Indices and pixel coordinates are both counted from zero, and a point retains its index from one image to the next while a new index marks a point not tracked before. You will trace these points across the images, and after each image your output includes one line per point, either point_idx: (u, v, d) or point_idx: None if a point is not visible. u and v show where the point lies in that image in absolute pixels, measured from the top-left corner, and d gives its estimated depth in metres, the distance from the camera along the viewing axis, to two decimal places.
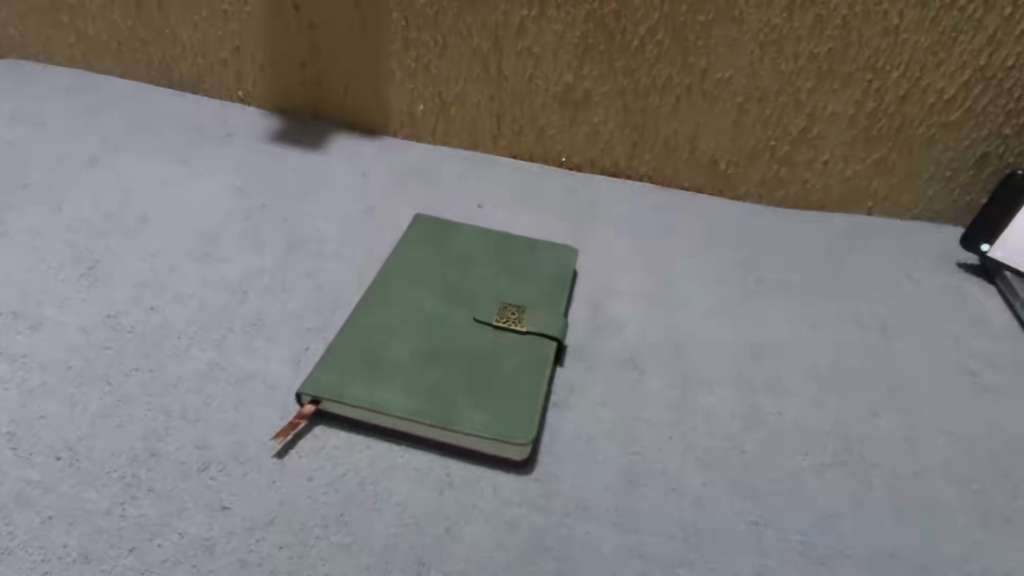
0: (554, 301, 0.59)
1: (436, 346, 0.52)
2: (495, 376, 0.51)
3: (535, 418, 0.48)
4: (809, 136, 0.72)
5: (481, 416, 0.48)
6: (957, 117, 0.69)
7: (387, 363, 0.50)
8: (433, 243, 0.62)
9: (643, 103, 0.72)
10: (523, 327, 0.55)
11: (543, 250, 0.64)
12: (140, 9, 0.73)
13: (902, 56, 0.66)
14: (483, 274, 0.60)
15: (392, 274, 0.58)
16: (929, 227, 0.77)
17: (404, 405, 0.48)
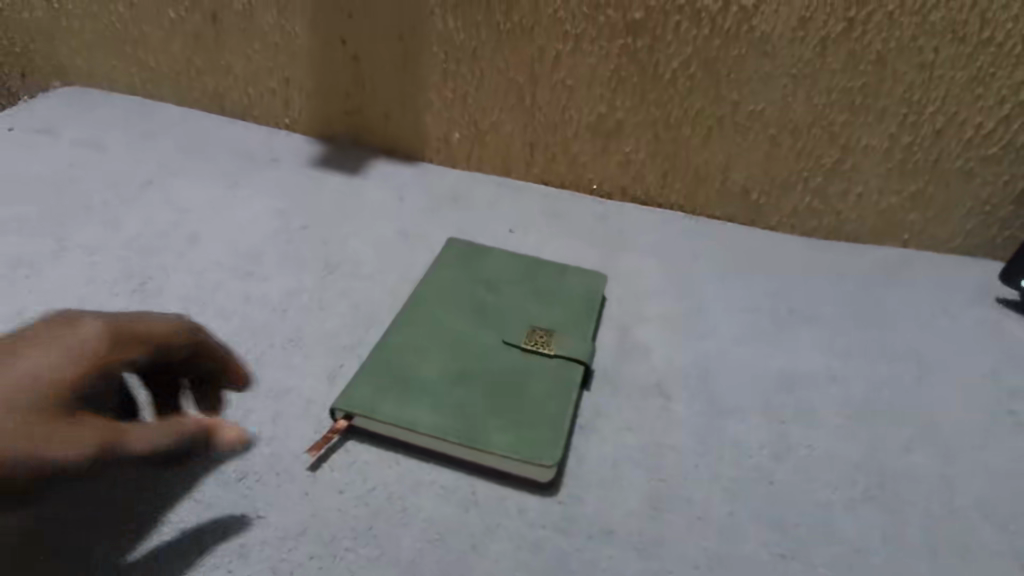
0: (582, 324, 0.60)
1: (465, 367, 0.54)
2: (522, 398, 0.52)
3: (560, 440, 0.49)
4: (842, 169, 0.72)
5: (508, 436, 0.49)
6: (997, 151, 0.69)
7: (416, 382, 0.52)
8: (464, 266, 0.64)
9: (674, 133, 0.74)
10: (550, 349, 0.56)
11: (571, 274, 0.65)
12: (198, 43, 0.78)
13: (939, 91, 0.67)
14: (512, 296, 0.61)
15: (423, 295, 0.60)
16: (966, 261, 0.76)
17: (432, 424, 0.49)
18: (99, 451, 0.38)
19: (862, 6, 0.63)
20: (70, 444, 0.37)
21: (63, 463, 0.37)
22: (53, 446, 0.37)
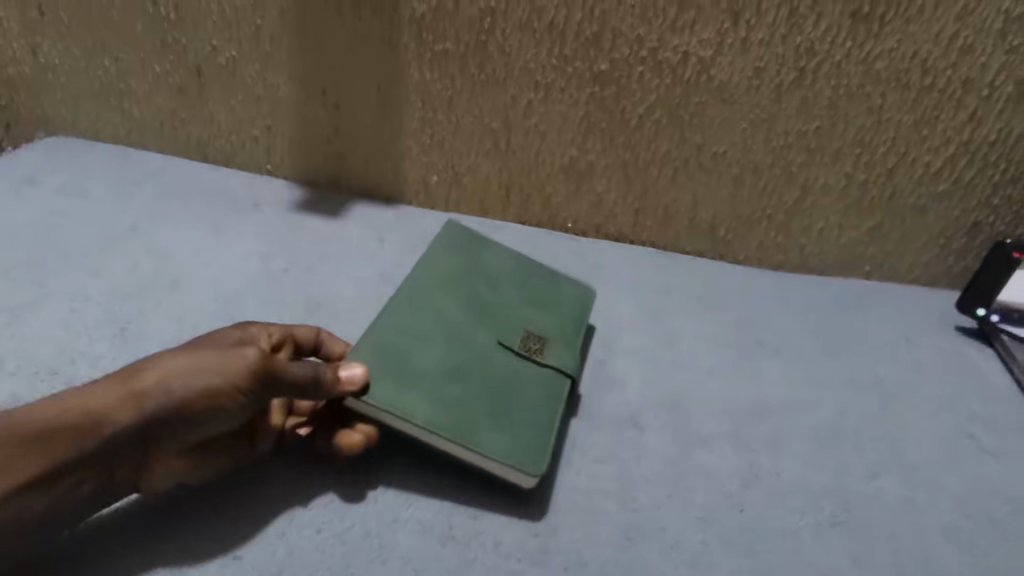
0: (571, 335, 0.63)
1: (460, 362, 0.54)
2: (516, 406, 0.54)
3: (546, 454, 0.52)
4: (804, 206, 0.76)
5: (498, 443, 0.51)
6: (947, 187, 0.73)
7: (413, 371, 0.52)
8: (466, 255, 0.63)
9: (643, 174, 0.77)
10: (544, 358, 0.58)
11: (562, 282, 0.68)
12: (183, 95, 0.80)
13: (888, 132, 0.71)
14: (511, 296, 0.62)
15: (424, 276, 0.59)
16: (925, 291, 0.79)
17: (426, 418, 0.49)
18: (262, 370, 0.45)
19: (812, 57, 0.68)
20: (241, 363, 0.44)
21: (235, 378, 0.44)
22: (228, 366, 0.44)
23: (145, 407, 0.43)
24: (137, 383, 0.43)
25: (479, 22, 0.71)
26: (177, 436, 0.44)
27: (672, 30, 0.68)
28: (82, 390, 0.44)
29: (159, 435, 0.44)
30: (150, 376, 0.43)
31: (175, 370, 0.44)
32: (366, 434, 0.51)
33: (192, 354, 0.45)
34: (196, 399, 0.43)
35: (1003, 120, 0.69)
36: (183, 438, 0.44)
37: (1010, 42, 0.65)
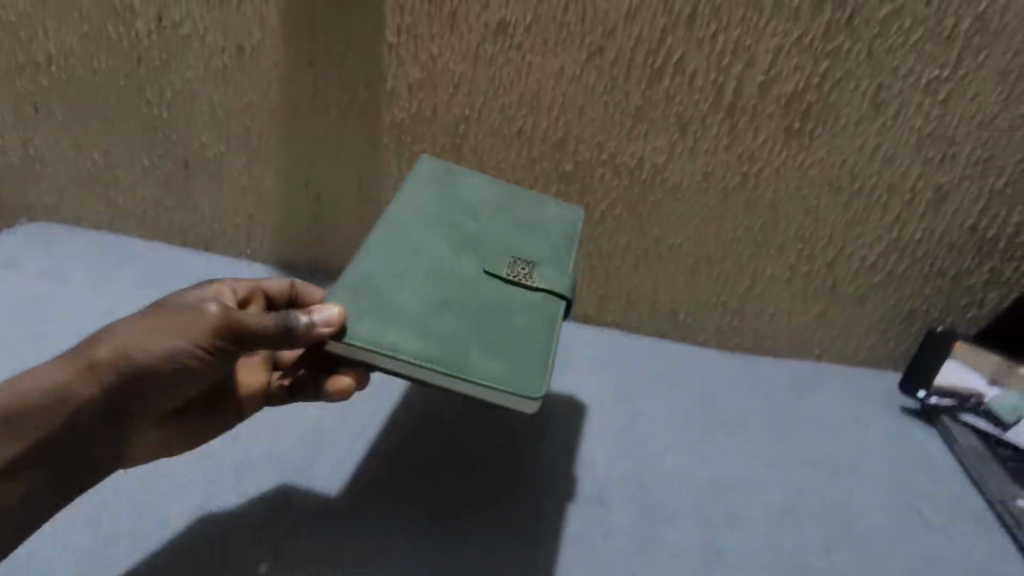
0: (562, 257, 0.62)
1: (445, 294, 0.54)
2: (510, 331, 0.53)
3: (546, 374, 0.51)
4: (755, 294, 0.79)
5: (495, 368, 0.50)
6: (880, 278, 0.76)
7: (394, 307, 0.51)
8: (445, 190, 0.63)
9: (607, 262, 0.80)
10: (533, 281, 0.57)
11: (548, 206, 0.67)
12: (169, 187, 0.82)
13: (825, 231, 0.73)
14: (495, 225, 0.62)
15: (402, 217, 0.59)
16: (874, 373, 0.83)
17: (414, 348, 0.49)
18: (217, 329, 0.47)
19: (754, 163, 0.70)
20: (193, 326, 0.47)
21: (191, 340, 0.47)
22: (182, 329, 0.47)
23: (109, 377, 0.47)
24: (99, 355, 0.48)
25: (454, 128, 0.72)
26: (150, 399, 0.49)
27: (628, 138, 0.70)
28: (54, 363, 0.49)
29: (131, 403, 0.49)
30: (109, 349, 0.47)
31: (133, 338, 0.48)
32: (356, 379, 0.53)
33: (148, 320, 0.48)
34: (159, 364, 0.47)
35: (927, 222, 0.71)
36: (155, 402, 0.50)
37: (926, 154, 0.67)
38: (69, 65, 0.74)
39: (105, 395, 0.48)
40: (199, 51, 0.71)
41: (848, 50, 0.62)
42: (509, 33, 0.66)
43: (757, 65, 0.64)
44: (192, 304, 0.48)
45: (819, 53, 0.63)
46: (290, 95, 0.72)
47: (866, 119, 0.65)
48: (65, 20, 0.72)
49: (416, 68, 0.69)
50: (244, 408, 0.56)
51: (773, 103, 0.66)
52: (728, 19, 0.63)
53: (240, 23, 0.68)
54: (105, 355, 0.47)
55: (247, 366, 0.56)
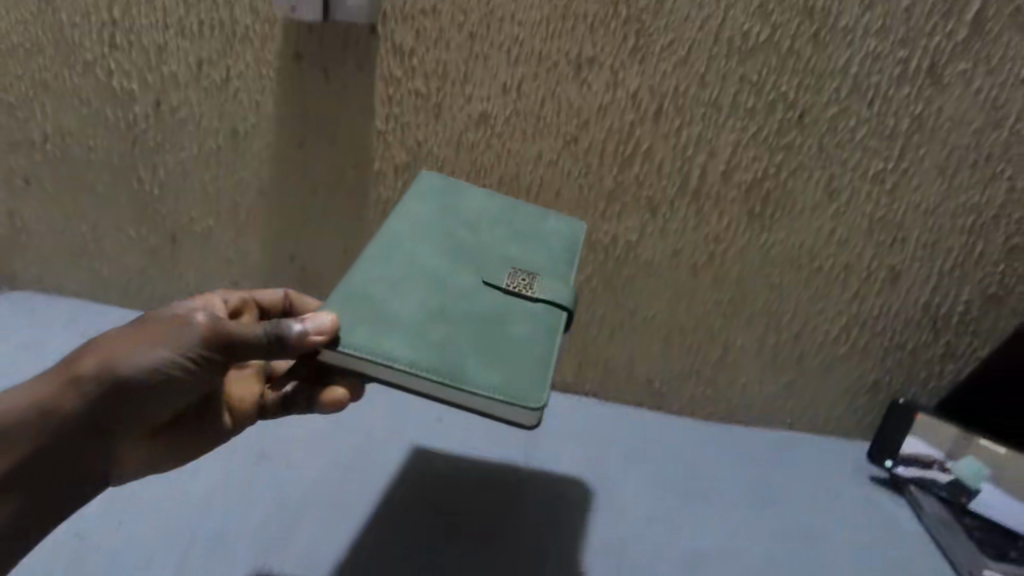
0: (560, 268, 0.63)
1: (443, 305, 0.55)
2: (509, 341, 0.55)
3: (545, 383, 0.52)
4: (727, 365, 0.82)
5: (494, 378, 0.51)
6: (845, 351, 0.79)
7: (394, 318, 0.53)
8: (442, 203, 0.64)
9: (584, 332, 0.82)
10: (533, 292, 0.59)
11: (551, 218, 0.68)
12: (154, 258, 0.82)
13: (789, 305, 0.77)
14: (492, 236, 0.63)
15: (401, 229, 0.60)
16: (844, 442, 0.84)
17: (411, 358, 0.50)
18: (207, 338, 0.49)
19: (719, 242, 0.74)
20: (182, 336, 0.49)
21: (180, 349, 0.49)
22: (173, 340, 0.49)
23: (96, 390, 0.48)
24: (83, 368, 0.48)
25: None
26: (135, 412, 0.50)
27: (602, 217, 0.74)
28: (33, 381, 0.49)
29: (117, 415, 0.49)
30: (95, 359, 0.48)
31: (118, 349, 0.49)
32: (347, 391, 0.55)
33: (134, 332, 0.50)
34: (148, 375, 0.49)
35: (883, 298, 0.75)
36: (145, 414, 0.51)
37: (878, 237, 0.71)
38: (65, 144, 0.77)
39: (92, 408, 0.48)
40: (194, 134, 0.74)
41: (800, 145, 0.68)
42: (490, 122, 0.70)
43: (718, 156, 0.69)
44: (181, 314, 0.50)
45: (773, 146, 0.68)
46: (280, 174, 0.75)
47: (821, 205, 0.70)
48: (64, 103, 0.75)
49: (403, 151, 0.72)
50: (239, 420, 0.59)
51: (734, 189, 0.71)
52: (691, 116, 0.68)
53: (236, 110, 0.72)
54: (91, 368, 0.48)
55: (239, 382, 0.59)
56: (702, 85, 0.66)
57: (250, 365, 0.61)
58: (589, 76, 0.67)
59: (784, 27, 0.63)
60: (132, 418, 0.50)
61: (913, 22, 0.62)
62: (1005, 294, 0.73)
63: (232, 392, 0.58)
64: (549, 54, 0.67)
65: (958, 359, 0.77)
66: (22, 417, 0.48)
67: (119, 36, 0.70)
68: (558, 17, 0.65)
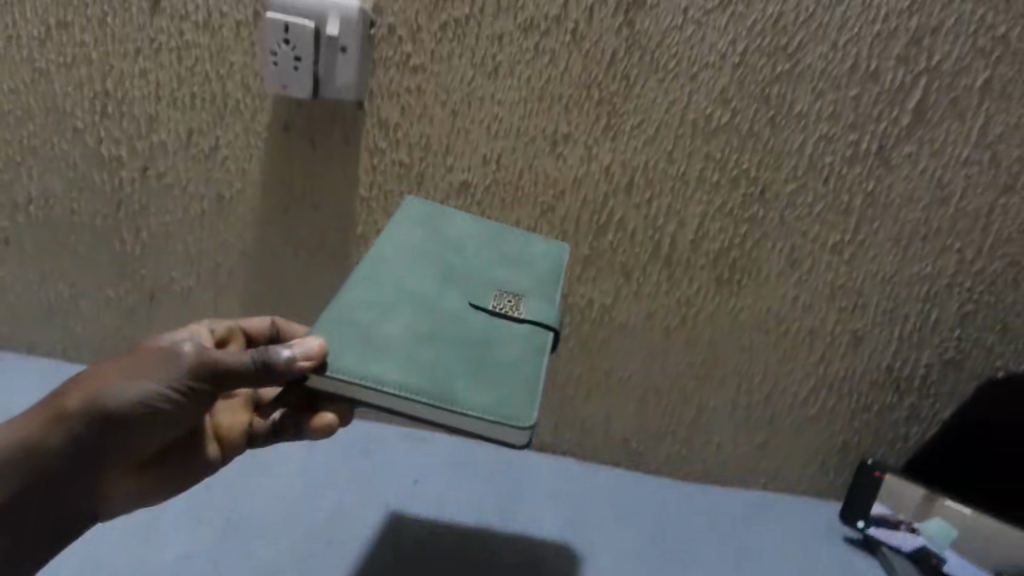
0: (547, 287, 0.64)
1: (431, 329, 0.56)
2: (497, 362, 0.55)
3: (533, 402, 0.53)
4: (701, 425, 0.83)
5: (483, 400, 0.52)
6: (815, 411, 0.81)
7: (382, 342, 0.54)
8: (430, 226, 0.65)
9: (561, 392, 0.83)
10: (519, 313, 0.60)
11: (540, 242, 0.69)
12: (131, 318, 0.82)
13: (759, 367, 0.79)
14: (479, 259, 0.64)
15: (389, 254, 0.61)
16: (818, 502, 0.85)
17: (400, 382, 0.51)
18: (194, 368, 0.50)
19: (691, 306, 0.77)
20: (169, 365, 0.50)
21: (168, 379, 0.50)
22: (160, 370, 0.50)
23: (83, 424, 0.48)
24: (70, 402, 0.49)
25: None
26: (124, 443, 0.51)
27: (578, 281, 0.77)
28: (17, 418, 0.50)
29: (106, 447, 0.50)
30: (81, 393, 0.49)
31: (106, 381, 0.49)
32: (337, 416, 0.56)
33: (119, 365, 0.50)
34: (135, 407, 0.49)
35: (848, 361, 0.78)
36: (133, 445, 0.51)
37: (840, 303, 0.75)
38: (48, 207, 0.78)
39: (80, 442, 0.49)
40: (180, 199, 0.75)
41: (763, 217, 0.72)
42: (470, 191, 0.73)
43: (687, 226, 0.73)
44: (166, 344, 0.51)
45: (738, 219, 0.72)
46: (264, 237, 0.76)
47: (785, 272, 0.74)
48: (50, 168, 0.76)
49: (386, 218, 0.75)
50: (228, 450, 0.60)
51: (703, 257, 0.74)
52: (660, 188, 0.71)
53: (222, 177, 0.74)
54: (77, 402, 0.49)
55: (227, 412, 0.60)
56: (670, 161, 0.70)
57: (238, 394, 0.61)
58: (564, 151, 0.71)
59: (743, 112, 0.68)
60: (121, 450, 0.51)
61: (861, 109, 0.67)
62: (962, 358, 0.76)
63: (220, 423, 0.59)
64: (527, 130, 0.70)
65: (921, 421, 0.79)
66: (4, 455, 0.48)
67: (110, 106, 0.72)
68: (534, 97, 0.69)
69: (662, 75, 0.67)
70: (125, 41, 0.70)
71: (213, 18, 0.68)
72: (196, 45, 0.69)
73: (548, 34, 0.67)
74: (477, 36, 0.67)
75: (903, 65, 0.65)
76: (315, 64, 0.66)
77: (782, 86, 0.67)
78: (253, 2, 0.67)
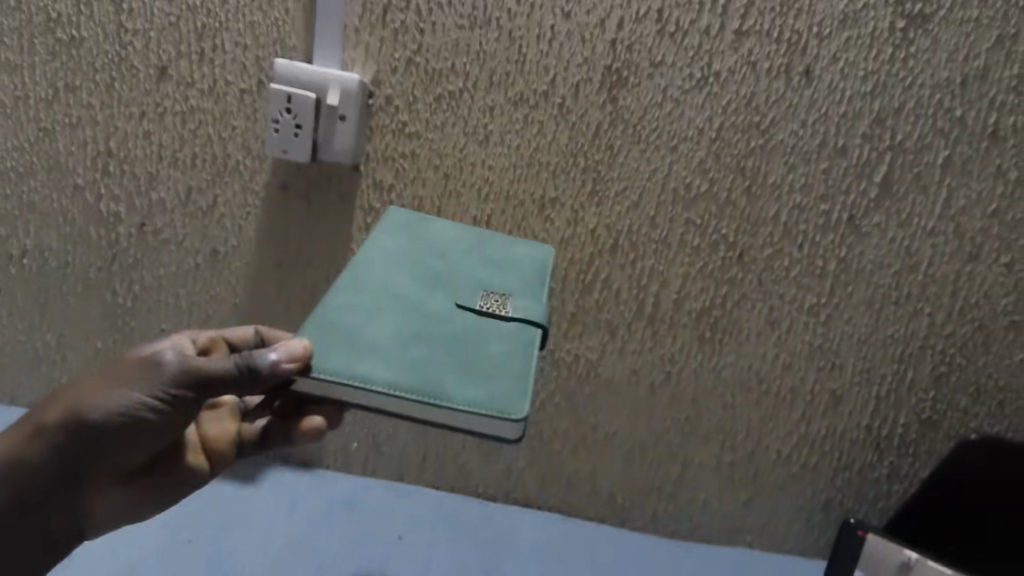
0: (533, 289, 0.63)
1: (418, 326, 0.53)
2: (488, 356, 0.52)
3: (527, 395, 0.50)
4: (686, 482, 0.84)
5: (475, 392, 0.49)
6: (798, 469, 0.82)
7: (367, 341, 0.51)
8: (414, 235, 0.65)
9: (547, 447, 0.84)
10: (507, 310, 0.57)
11: (520, 245, 0.69)
12: None
13: (742, 424, 0.80)
14: (464, 263, 0.63)
15: (371, 261, 0.60)
16: (804, 561, 0.85)
17: (389, 381, 0.48)
18: (179, 375, 0.49)
19: (674, 363, 0.78)
20: (151, 375, 0.49)
21: (152, 387, 0.48)
22: (144, 378, 0.48)
23: (71, 435, 0.48)
24: (58, 413, 0.49)
25: None
26: (106, 456, 0.50)
27: (565, 337, 0.78)
28: (13, 426, 0.51)
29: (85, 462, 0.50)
30: (64, 405, 0.49)
31: (92, 391, 0.49)
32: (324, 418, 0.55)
33: (105, 373, 0.49)
34: (120, 417, 0.48)
35: (829, 419, 0.79)
36: (121, 455, 0.50)
37: (818, 363, 0.77)
38: (42, 259, 0.78)
39: (70, 453, 0.49)
40: (175, 253, 0.77)
41: (742, 279, 0.74)
42: None
43: (670, 286, 0.75)
44: (150, 352, 0.50)
45: (718, 280, 0.75)
46: (256, 292, 0.78)
47: (765, 332, 0.76)
48: (48, 223, 0.77)
49: None
50: (216, 461, 0.58)
51: (686, 316, 0.76)
52: (643, 250, 0.74)
53: (218, 233, 0.75)
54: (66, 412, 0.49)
55: (213, 422, 0.59)
56: (653, 225, 0.73)
57: (224, 403, 0.61)
58: (552, 214, 0.74)
59: (721, 181, 0.71)
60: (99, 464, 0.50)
61: (832, 181, 0.70)
62: (938, 418, 0.77)
63: (206, 433, 0.58)
64: (516, 194, 0.73)
65: (903, 480, 0.80)
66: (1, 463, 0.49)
67: (111, 164, 0.74)
68: (523, 164, 0.72)
69: (644, 146, 0.71)
70: (130, 104, 0.73)
71: (218, 85, 0.71)
72: (199, 110, 0.72)
73: (537, 107, 0.70)
74: (470, 107, 0.70)
75: (869, 142, 0.69)
76: (314, 132, 0.69)
77: (757, 159, 0.70)
78: (258, 72, 0.70)
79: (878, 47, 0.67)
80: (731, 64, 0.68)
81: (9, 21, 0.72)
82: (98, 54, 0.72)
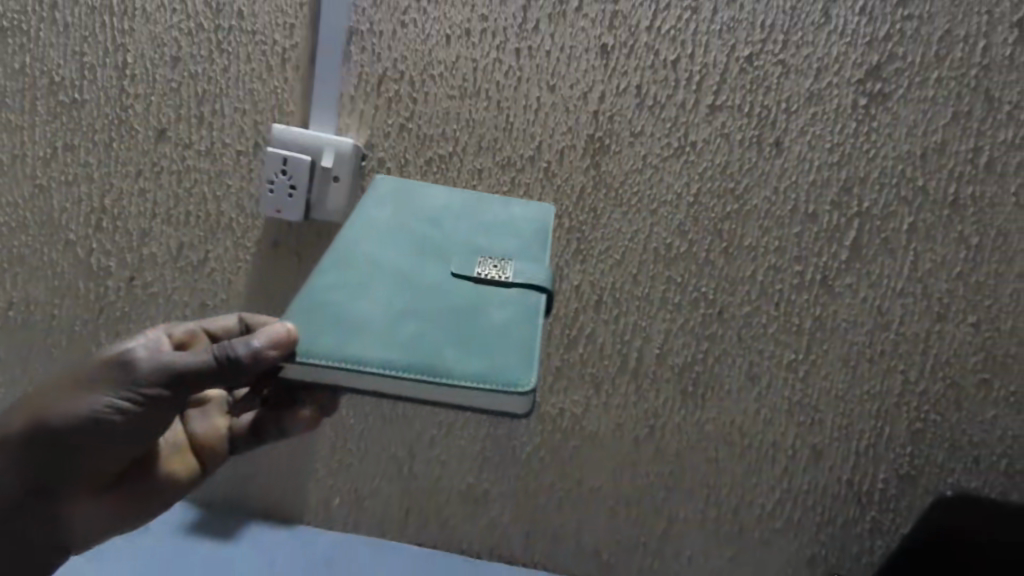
0: (531, 254, 0.61)
1: (414, 300, 0.52)
2: (489, 325, 0.51)
3: (531, 363, 0.48)
4: (672, 537, 0.83)
5: (476, 363, 0.46)
6: (782, 523, 0.82)
7: (359, 320, 0.49)
8: (407, 211, 0.64)
9: (532, 500, 0.83)
10: (505, 277, 0.56)
11: (515, 207, 0.69)
12: None
13: (726, 478, 0.81)
14: (457, 234, 0.62)
15: (360, 240, 0.58)
16: None
17: (384, 359, 0.46)
18: (152, 372, 0.46)
19: (658, 417, 0.79)
20: (124, 372, 0.46)
21: (126, 386, 0.46)
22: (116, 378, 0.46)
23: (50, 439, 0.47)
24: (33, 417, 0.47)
25: None
26: (88, 458, 0.48)
27: (550, 391, 0.79)
28: None
29: (55, 474, 0.48)
30: (38, 408, 0.47)
31: (67, 393, 0.47)
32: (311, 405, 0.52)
33: (77, 373, 0.47)
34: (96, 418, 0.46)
35: (810, 474, 0.80)
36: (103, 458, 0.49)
37: (798, 418, 0.78)
38: (27, 312, 0.78)
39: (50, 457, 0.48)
40: (163, 307, 0.77)
41: (722, 335, 0.76)
42: None
43: (653, 341, 0.77)
44: (122, 349, 0.47)
45: (699, 336, 0.76)
46: None
47: (746, 387, 0.78)
48: (36, 276, 0.77)
49: None
50: (208, 457, 0.58)
51: (668, 371, 0.78)
52: (626, 307, 0.76)
53: (207, 286, 0.76)
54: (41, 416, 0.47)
55: (201, 419, 0.59)
56: (635, 282, 0.75)
57: (212, 398, 0.60)
58: None
59: (699, 243, 0.74)
60: (71, 474, 0.49)
61: (804, 244, 0.73)
62: (917, 473, 0.79)
63: (194, 431, 0.58)
64: None
65: (885, 534, 0.81)
66: None
67: (105, 221, 0.76)
68: None
69: (626, 209, 0.74)
70: (127, 163, 0.74)
71: (215, 146, 0.73)
72: (195, 169, 0.74)
73: (523, 171, 0.73)
74: (458, 170, 0.73)
75: (838, 208, 0.72)
76: (308, 191, 0.71)
77: (733, 223, 0.73)
78: (254, 135, 0.73)
79: (842, 121, 0.71)
80: (705, 135, 0.72)
81: (13, 83, 0.74)
82: (98, 116, 0.74)
